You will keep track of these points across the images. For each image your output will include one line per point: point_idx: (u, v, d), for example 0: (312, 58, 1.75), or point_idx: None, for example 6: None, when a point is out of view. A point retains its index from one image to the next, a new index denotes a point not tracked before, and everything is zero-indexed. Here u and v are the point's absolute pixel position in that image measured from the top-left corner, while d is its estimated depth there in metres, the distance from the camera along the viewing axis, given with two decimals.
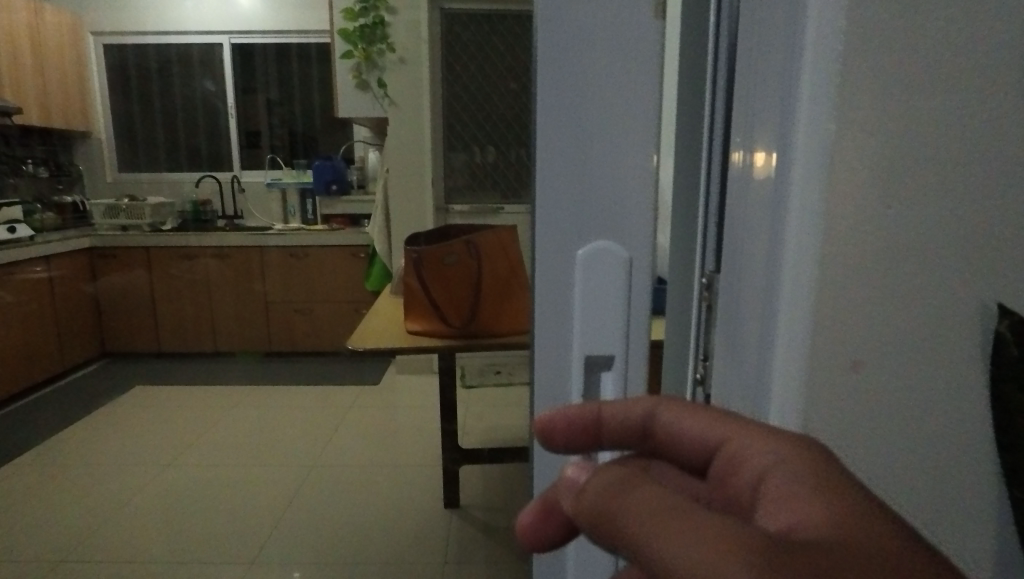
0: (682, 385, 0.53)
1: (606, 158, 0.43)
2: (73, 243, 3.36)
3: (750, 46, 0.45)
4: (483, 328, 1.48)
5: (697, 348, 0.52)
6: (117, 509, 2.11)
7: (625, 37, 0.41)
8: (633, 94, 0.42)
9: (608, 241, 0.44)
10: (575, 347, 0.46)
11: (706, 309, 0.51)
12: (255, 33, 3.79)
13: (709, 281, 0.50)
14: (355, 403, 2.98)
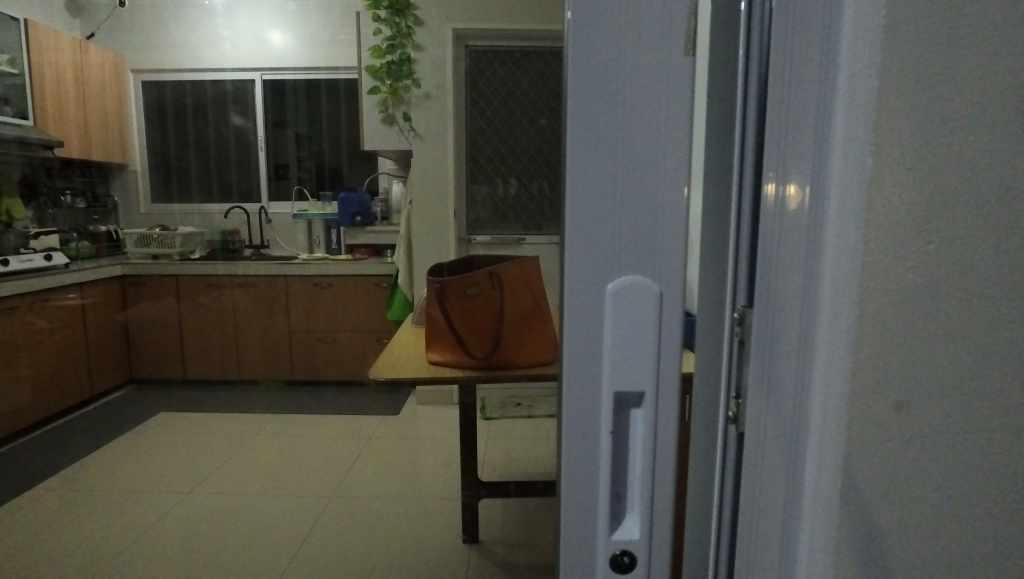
0: (714, 422, 0.52)
1: (642, 188, 0.43)
2: (106, 271, 3.45)
3: (783, 81, 0.45)
4: (506, 360, 1.47)
5: (730, 383, 0.51)
6: (136, 537, 2.11)
7: (661, 71, 0.41)
8: (666, 130, 0.42)
9: (640, 274, 0.43)
10: (605, 376, 0.45)
11: (738, 344, 0.50)
12: (286, 70, 3.92)
13: (741, 316, 0.49)
14: (376, 434, 2.97)
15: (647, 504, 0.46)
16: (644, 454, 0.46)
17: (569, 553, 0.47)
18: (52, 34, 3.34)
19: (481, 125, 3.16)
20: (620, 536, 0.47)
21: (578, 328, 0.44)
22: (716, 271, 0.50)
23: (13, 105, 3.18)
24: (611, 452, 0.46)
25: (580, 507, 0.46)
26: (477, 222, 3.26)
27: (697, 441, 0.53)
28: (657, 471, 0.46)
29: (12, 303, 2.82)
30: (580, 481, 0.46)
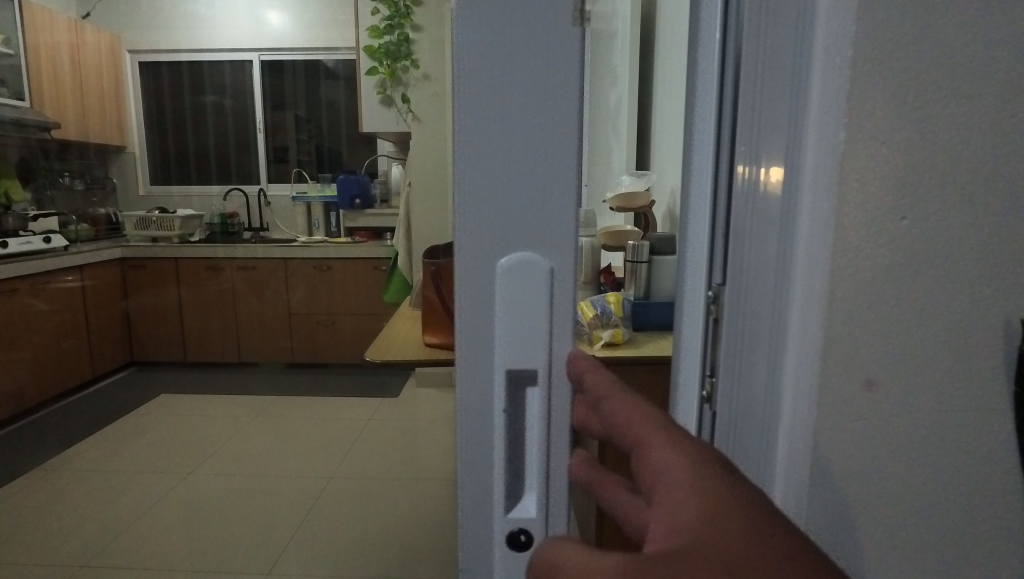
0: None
1: (532, 168, 0.41)
2: (105, 253, 3.45)
3: (753, 59, 0.42)
4: None
5: (694, 369, 0.51)
6: (136, 518, 2.13)
7: (551, 48, 0.40)
8: (552, 103, 0.41)
9: (529, 253, 0.42)
10: (498, 357, 0.44)
11: (713, 323, 0.46)
12: (284, 51, 3.88)
13: (716, 295, 0.45)
14: (376, 415, 2.99)
15: (543, 490, 0.45)
16: (539, 435, 0.44)
17: (467, 539, 0.46)
18: (47, 14, 3.30)
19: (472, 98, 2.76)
20: (517, 514, 0.45)
21: (475, 313, 0.43)
22: (679, 257, 0.51)
23: (9, 87, 3.18)
24: (507, 435, 0.44)
25: (475, 490, 0.45)
26: None
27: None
28: (553, 453, 0.44)
29: (12, 285, 2.83)
30: (477, 461, 0.45)
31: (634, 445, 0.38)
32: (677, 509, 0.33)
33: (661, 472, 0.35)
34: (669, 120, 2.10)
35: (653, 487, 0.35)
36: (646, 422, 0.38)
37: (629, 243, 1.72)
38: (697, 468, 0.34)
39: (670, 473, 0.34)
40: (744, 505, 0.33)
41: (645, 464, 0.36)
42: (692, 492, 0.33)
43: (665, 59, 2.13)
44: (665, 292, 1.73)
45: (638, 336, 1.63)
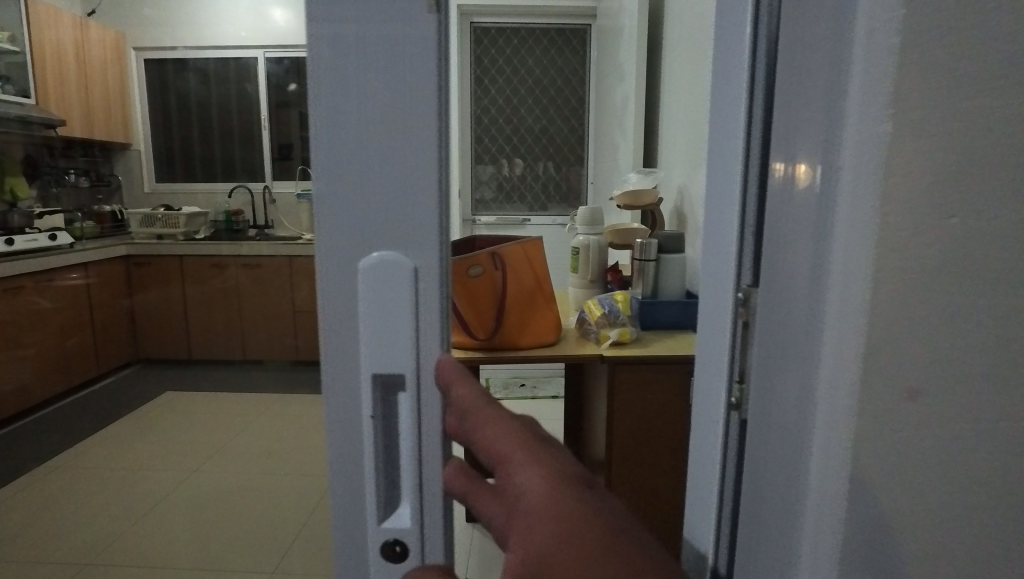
0: (717, 407, 0.57)
1: (393, 174, 0.44)
2: (111, 250, 3.46)
3: (791, 82, 0.49)
4: (507, 340, 1.49)
5: (733, 368, 0.55)
6: (141, 515, 2.13)
7: (400, 59, 0.42)
8: (407, 109, 0.43)
9: (392, 250, 0.45)
10: (366, 357, 0.46)
11: (742, 325, 0.55)
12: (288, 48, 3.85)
13: (745, 297, 0.54)
14: None
15: (417, 494, 0.48)
16: (411, 437, 0.47)
17: (340, 533, 0.49)
18: (52, 11, 3.30)
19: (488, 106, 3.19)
20: (391, 524, 0.48)
21: (341, 324, 0.46)
22: (719, 261, 0.57)
23: (15, 85, 3.17)
24: (379, 434, 0.47)
25: (351, 496, 0.48)
26: (484, 202, 3.37)
27: (698, 418, 0.60)
28: (426, 459, 0.47)
29: (17, 282, 2.83)
30: (352, 466, 0.47)
31: (497, 462, 0.43)
32: (542, 533, 0.39)
33: (524, 494, 0.40)
34: (676, 116, 2.08)
35: (518, 508, 0.40)
36: (511, 444, 0.42)
37: (637, 242, 1.69)
38: (557, 491, 0.40)
39: (535, 499, 0.40)
40: (595, 524, 0.39)
41: (509, 481, 0.42)
42: (548, 520, 0.39)
43: (673, 54, 2.11)
44: (673, 291, 1.71)
45: (646, 335, 1.66)
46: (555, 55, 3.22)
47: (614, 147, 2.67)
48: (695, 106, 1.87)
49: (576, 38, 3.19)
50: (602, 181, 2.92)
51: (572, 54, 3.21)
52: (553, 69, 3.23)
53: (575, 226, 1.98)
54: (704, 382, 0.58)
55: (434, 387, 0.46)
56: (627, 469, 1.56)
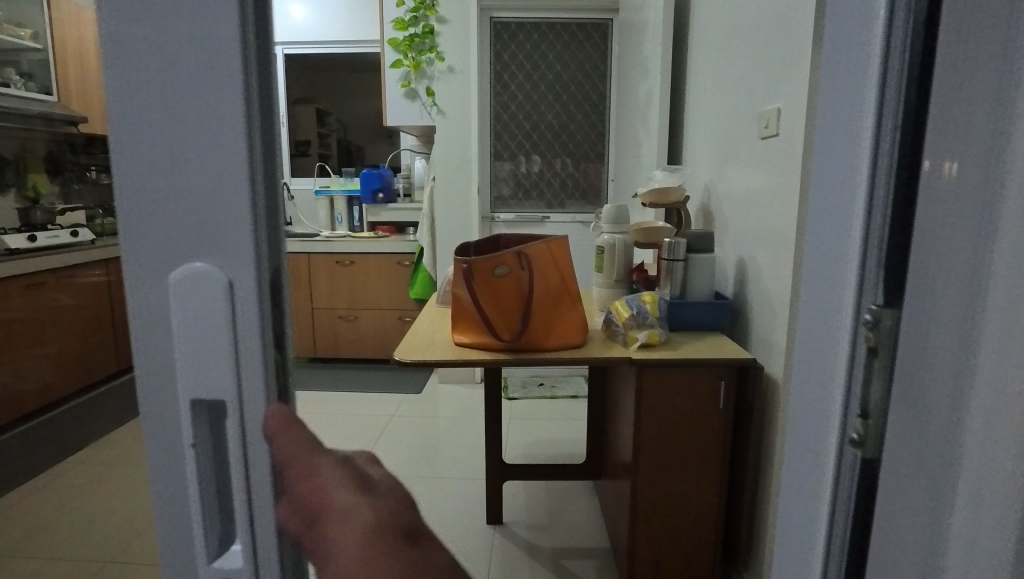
0: (826, 442, 0.48)
1: (198, 176, 0.39)
2: None
3: (959, 52, 0.40)
4: (534, 342, 1.44)
5: (854, 397, 0.46)
6: None
7: (198, 47, 0.38)
8: (214, 121, 0.38)
9: (201, 260, 0.40)
10: (177, 378, 0.41)
11: (867, 352, 0.45)
12: (305, 44, 3.81)
13: (874, 319, 0.45)
14: (399, 412, 2.97)
15: (248, 530, 0.42)
16: (243, 487, 0.42)
17: (167, 567, 0.43)
18: None
19: (505, 99, 3.22)
20: (223, 564, 0.43)
21: (150, 341, 0.41)
22: (830, 269, 0.47)
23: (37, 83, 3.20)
24: (206, 471, 0.42)
25: (173, 529, 0.43)
26: (501, 199, 3.33)
27: (792, 448, 0.52)
28: (253, 492, 0.42)
29: (39, 279, 2.87)
30: (173, 497, 0.42)
31: (316, 510, 0.39)
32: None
33: (344, 542, 0.38)
34: (702, 111, 2.03)
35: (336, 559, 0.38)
36: (330, 486, 0.40)
37: (665, 240, 1.63)
38: (377, 533, 0.38)
39: (360, 544, 0.38)
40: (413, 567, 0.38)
41: (328, 530, 0.39)
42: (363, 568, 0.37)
43: (699, 47, 2.06)
44: (702, 293, 1.66)
45: (674, 337, 1.64)
46: (575, 50, 3.17)
47: (637, 143, 2.63)
48: (721, 101, 1.83)
49: (598, 33, 3.15)
50: (624, 178, 2.89)
51: (593, 49, 3.17)
52: (573, 65, 3.19)
53: (599, 225, 1.95)
54: (801, 407, 0.51)
55: (248, 444, 0.42)
56: (654, 474, 1.53)
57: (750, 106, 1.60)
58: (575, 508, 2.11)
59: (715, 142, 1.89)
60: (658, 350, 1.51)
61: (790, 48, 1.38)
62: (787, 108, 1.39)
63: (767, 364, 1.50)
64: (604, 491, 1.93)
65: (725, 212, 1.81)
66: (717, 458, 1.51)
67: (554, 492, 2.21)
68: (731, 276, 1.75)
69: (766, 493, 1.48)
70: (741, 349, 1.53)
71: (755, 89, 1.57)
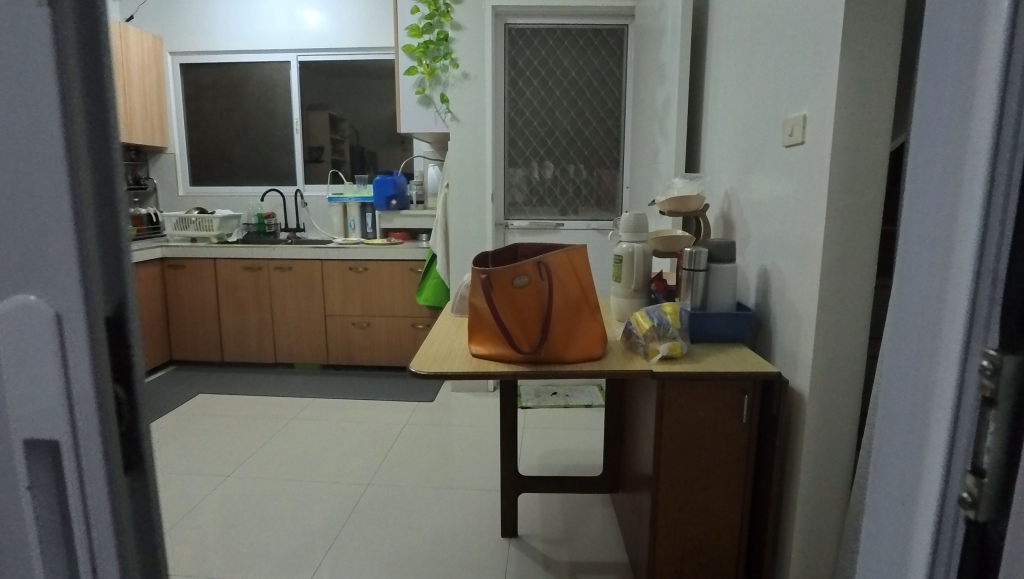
0: (922, 497, 0.39)
1: (21, 217, 0.40)
2: (147, 254, 3.50)
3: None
4: (554, 354, 1.42)
5: (962, 448, 0.37)
6: (177, 522, 2.12)
7: (12, 92, 0.39)
8: (33, 161, 0.39)
9: (27, 298, 0.41)
10: (11, 411, 0.43)
11: (985, 403, 0.36)
12: (320, 51, 3.85)
13: (993, 365, 0.35)
14: (412, 420, 2.95)
15: (89, 556, 0.45)
16: (79, 515, 0.44)
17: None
18: None
19: (519, 105, 3.21)
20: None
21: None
22: (929, 289, 0.38)
23: None
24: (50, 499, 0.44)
25: (22, 550, 0.46)
26: (515, 206, 3.30)
27: (876, 498, 0.44)
28: (92, 518, 0.45)
29: None
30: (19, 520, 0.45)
31: None
32: None
33: None
34: (722, 117, 1.99)
35: None
36: None
37: (687, 249, 1.58)
38: None
39: None
40: None
41: None
42: None
43: (719, 54, 2.03)
44: (724, 303, 1.63)
45: (695, 348, 1.60)
46: (590, 56, 3.15)
47: (654, 149, 2.60)
48: (742, 107, 1.80)
49: (614, 38, 3.13)
50: (641, 185, 2.86)
51: (609, 55, 3.15)
52: (588, 71, 3.17)
53: (617, 234, 1.91)
54: (889, 452, 0.42)
55: (84, 482, 0.44)
56: (676, 488, 1.49)
57: (774, 112, 1.57)
58: (593, 520, 2.08)
59: (737, 149, 1.85)
60: (680, 362, 1.48)
61: (817, 52, 1.35)
62: (814, 115, 1.35)
63: (791, 377, 1.46)
64: (624, 504, 1.90)
65: (746, 221, 1.78)
66: (741, 473, 1.47)
67: (571, 503, 2.18)
68: (754, 286, 1.71)
69: (793, 510, 1.44)
70: (765, 362, 1.49)
71: (780, 94, 1.53)
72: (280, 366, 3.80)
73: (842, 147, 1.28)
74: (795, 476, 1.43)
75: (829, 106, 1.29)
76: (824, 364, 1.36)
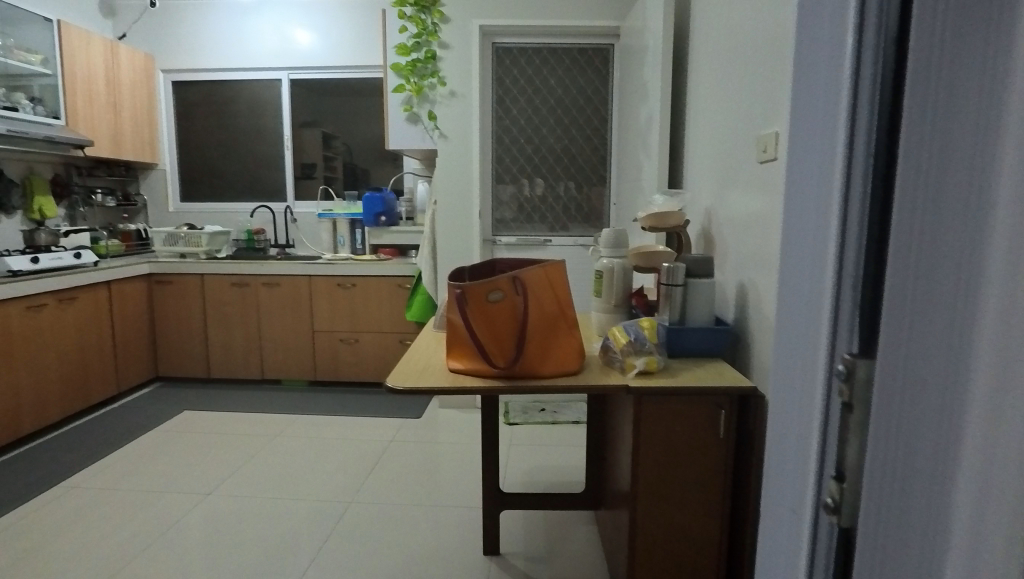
0: (803, 504, 0.45)
1: None
2: (135, 269, 3.50)
3: (932, 78, 0.35)
4: (529, 368, 1.41)
5: (830, 457, 0.43)
6: (154, 539, 2.08)
7: None
8: None
9: None
10: None
11: (843, 407, 0.42)
12: (311, 69, 3.89)
13: (847, 370, 0.41)
14: (397, 437, 2.93)
15: None
16: None
17: None
18: (84, 35, 3.38)
19: (507, 123, 3.25)
20: None
21: None
22: (802, 317, 0.45)
23: (46, 106, 3.23)
24: None
25: None
26: (503, 222, 3.34)
27: (777, 498, 0.49)
28: None
29: (40, 300, 2.86)
30: None
31: None
32: None
33: None
34: (702, 135, 2.02)
35: None
36: None
37: (665, 264, 1.59)
38: None
39: None
40: None
41: None
42: None
43: (699, 73, 2.06)
44: (702, 318, 1.64)
45: (673, 363, 1.60)
46: (577, 75, 3.19)
47: (638, 167, 2.62)
48: (721, 125, 1.82)
49: (599, 58, 3.17)
50: (626, 203, 2.89)
51: (595, 74, 3.18)
52: (574, 90, 3.20)
53: (598, 249, 1.92)
54: (780, 460, 0.48)
55: None
56: (654, 504, 1.48)
57: (749, 128, 1.58)
58: (576, 538, 2.05)
59: (716, 166, 1.87)
60: (657, 376, 1.48)
61: (788, 70, 1.37)
62: (786, 132, 1.37)
63: (768, 393, 1.46)
64: (605, 521, 1.88)
65: (725, 237, 1.79)
66: (718, 490, 1.47)
67: (554, 521, 2.15)
68: (732, 302, 1.72)
69: None
70: (742, 377, 1.49)
71: (755, 111, 1.55)
72: (267, 383, 3.77)
73: None
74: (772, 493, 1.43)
75: None
76: None
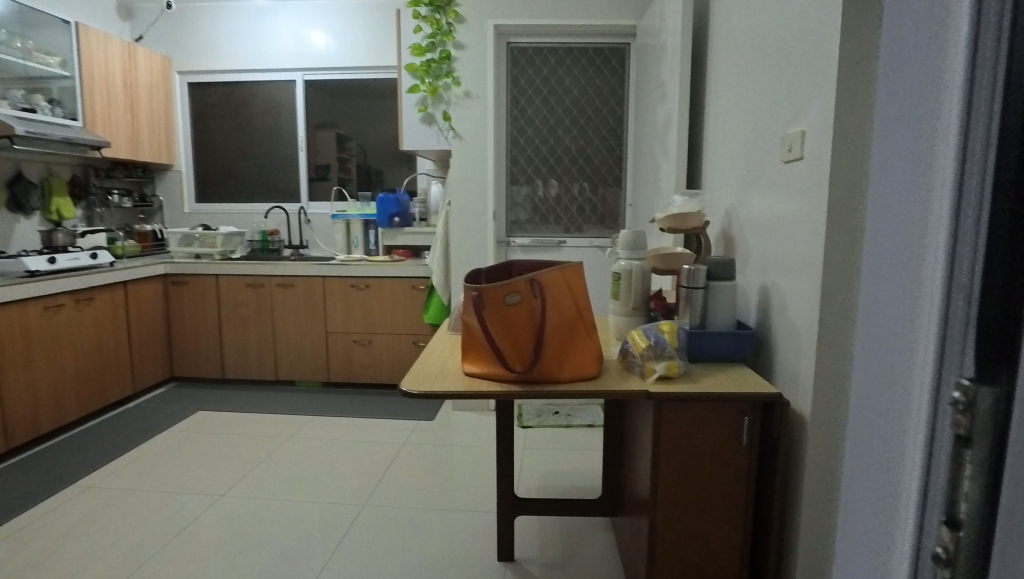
0: (895, 558, 0.36)
1: None
2: (151, 270, 3.51)
3: None
4: (547, 373, 1.38)
5: (936, 501, 0.34)
6: (168, 541, 2.07)
7: None
8: None
9: None
10: None
11: (954, 442, 0.33)
12: (325, 70, 3.89)
13: (965, 398, 0.32)
14: (411, 440, 2.90)
15: None
16: None
17: None
18: (102, 37, 3.40)
19: (522, 123, 3.21)
20: None
21: None
22: (887, 323, 0.35)
23: (65, 108, 3.25)
24: None
25: None
26: (518, 224, 3.30)
27: (848, 543, 0.40)
28: None
29: (58, 300, 2.88)
30: None
31: None
32: None
33: None
34: (723, 135, 1.97)
35: None
36: None
37: (685, 267, 1.56)
38: None
39: None
40: None
41: None
42: None
43: (719, 71, 2.02)
44: (723, 322, 1.60)
45: (694, 369, 1.56)
46: (593, 75, 3.15)
47: (656, 168, 2.58)
48: (742, 125, 1.78)
49: (616, 58, 3.13)
50: (643, 204, 2.85)
51: (611, 73, 3.14)
52: (590, 90, 3.16)
53: (616, 251, 1.88)
54: (857, 504, 0.39)
55: None
56: (675, 513, 1.44)
57: (773, 126, 1.54)
58: (593, 544, 2.02)
59: (737, 167, 1.83)
60: (677, 382, 1.44)
61: (815, 66, 1.32)
62: (813, 130, 1.33)
63: (793, 400, 1.42)
64: (623, 529, 1.85)
65: (747, 239, 1.74)
66: (740, 499, 1.43)
67: (570, 528, 2.12)
68: (755, 306, 1.68)
69: (795, 539, 1.39)
70: (766, 382, 1.45)
71: (779, 109, 1.51)
72: (281, 384, 3.77)
73: (841, 162, 1.25)
74: (797, 503, 1.39)
75: (828, 118, 1.26)
76: (825, 385, 1.32)
